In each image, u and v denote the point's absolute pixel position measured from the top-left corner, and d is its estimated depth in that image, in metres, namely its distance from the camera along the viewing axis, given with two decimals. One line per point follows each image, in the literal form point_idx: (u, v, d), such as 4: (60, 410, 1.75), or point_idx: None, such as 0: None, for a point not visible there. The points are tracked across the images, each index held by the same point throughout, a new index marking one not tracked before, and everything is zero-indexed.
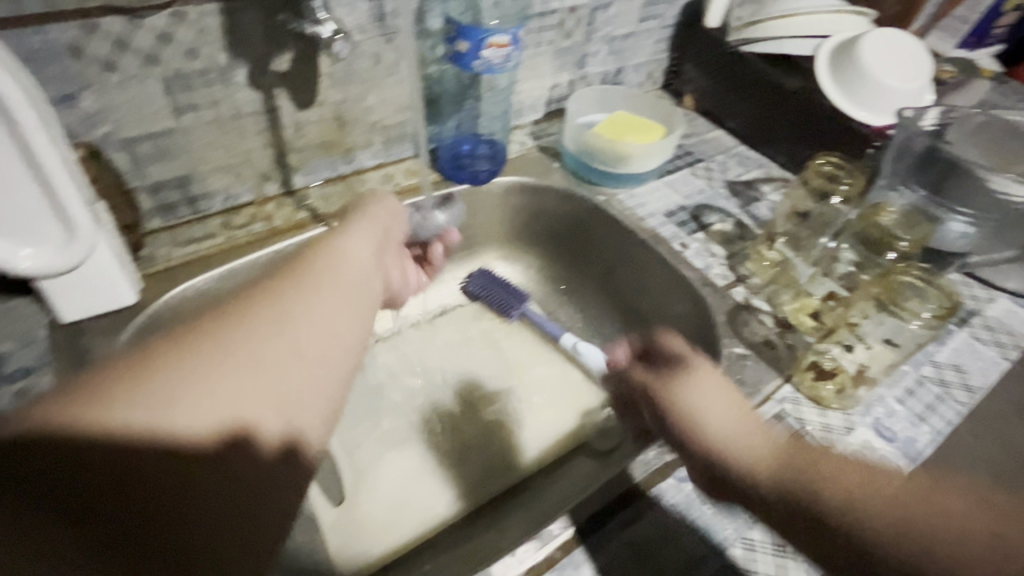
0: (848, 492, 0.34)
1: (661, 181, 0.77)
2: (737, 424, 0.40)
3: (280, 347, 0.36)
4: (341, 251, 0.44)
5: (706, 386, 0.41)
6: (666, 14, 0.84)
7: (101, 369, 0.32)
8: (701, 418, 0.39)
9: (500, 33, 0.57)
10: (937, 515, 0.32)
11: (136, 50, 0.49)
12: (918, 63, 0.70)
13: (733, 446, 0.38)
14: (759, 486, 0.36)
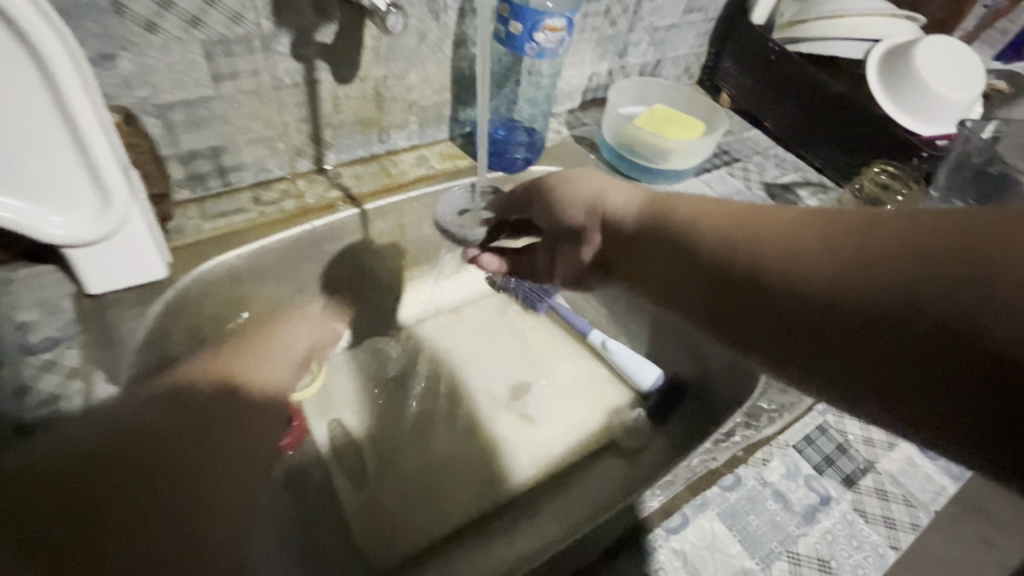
0: (794, 235, 0.31)
1: (698, 180, 0.76)
2: (622, 192, 0.46)
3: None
4: None
5: (580, 177, 0.49)
6: (711, 7, 0.82)
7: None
8: (570, 185, 0.49)
9: (556, 16, 0.55)
10: (821, 227, 0.31)
11: (180, 11, 0.46)
12: (970, 69, 0.68)
13: (613, 209, 0.46)
14: (626, 227, 0.44)
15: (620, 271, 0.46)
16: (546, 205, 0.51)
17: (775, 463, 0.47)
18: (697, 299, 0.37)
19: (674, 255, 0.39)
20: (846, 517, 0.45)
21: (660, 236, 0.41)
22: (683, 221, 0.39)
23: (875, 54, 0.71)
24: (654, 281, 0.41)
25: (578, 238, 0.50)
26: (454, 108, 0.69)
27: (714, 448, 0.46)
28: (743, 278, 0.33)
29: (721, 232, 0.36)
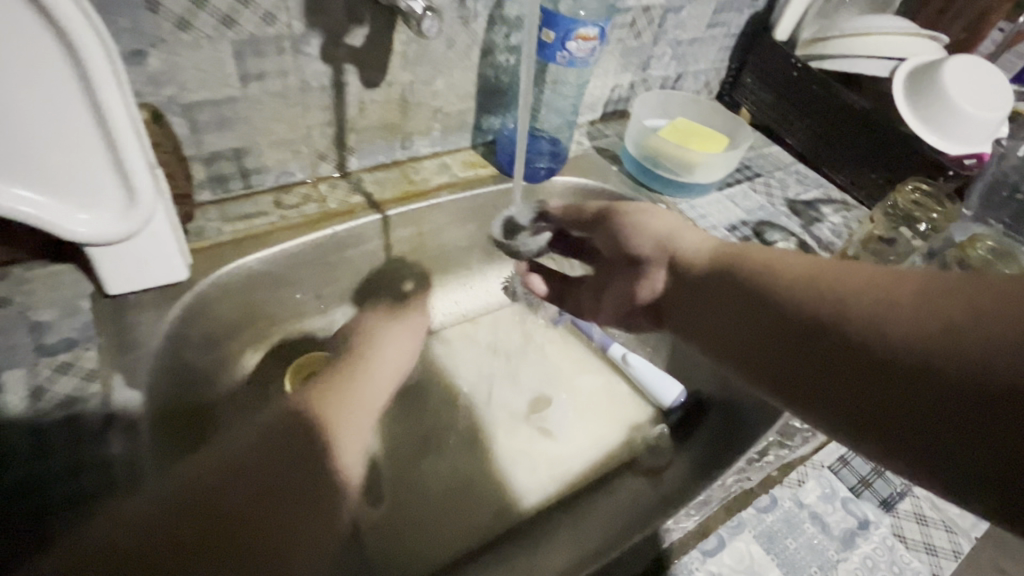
0: (875, 291, 0.31)
1: (721, 194, 0.75)
2: (693, 233, 0.46)
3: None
4: None
5: (648, 213, 0.49)
6: (733, 23, 0.82)
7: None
8: (637, 222, 0.49)
9: (589, 25, 0.55)
10: (906, 288, 0.30)
11: (212, 10, 0.46)
12: (1000, 89, 0.67)
13: (682, 250, 0.45)
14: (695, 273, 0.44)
15: (675, 319, 0.45)
16: (612, 236, 0.51)
17: (811, 484, 0.46)
18: (757, 344, 0.36)
19: (740, 302, 0.39)
20: (886, 542, 0.44)
21: (728, 282, 0.40)
22: (755, 270, 0.39)
23: (902, 71, 0.71)
24: (714, 329, 0.40)
25: (635, 275, 0.50)
26: (478, 117, 0.69)
27: (747, 467, 0.46)
28: (814, 330, 0.32)
29: (795, 284, 0.35)
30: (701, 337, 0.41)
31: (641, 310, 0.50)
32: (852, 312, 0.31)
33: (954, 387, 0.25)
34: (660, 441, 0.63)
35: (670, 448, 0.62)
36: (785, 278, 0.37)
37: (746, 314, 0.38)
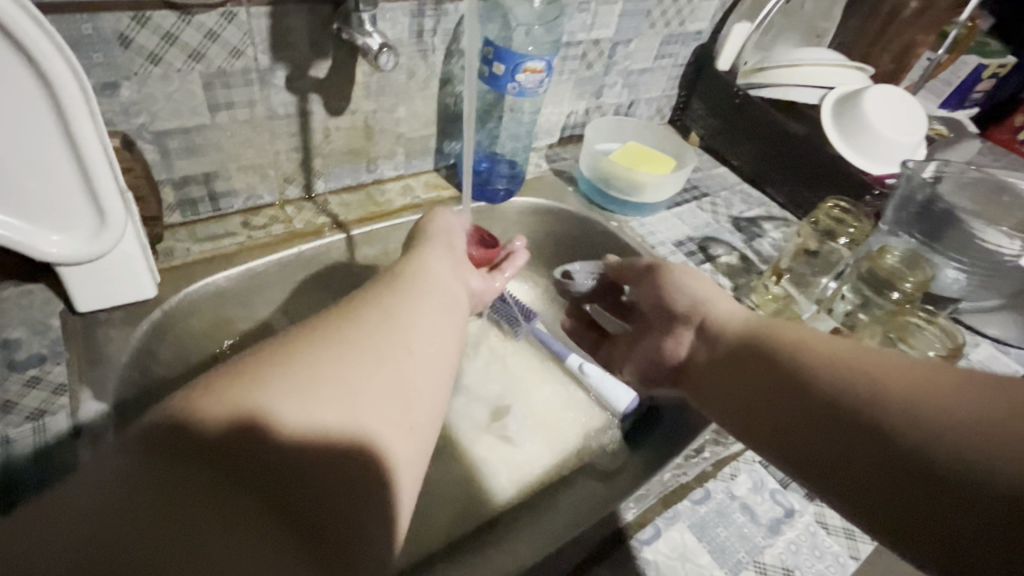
0: (913, 391, 0.33)
1: (670, 213, 0.80)
2: (725, 301, 0.51)
3: (385, 353, 0.34)
4: (413, 271, 0.45)
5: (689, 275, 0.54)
6: (680, 54, 0.88)
7: (193, 387, 0.31)
8: (677, 286, 0.54)
9: (535, 59, 0.60)
10: (942, 391, 0.32)
11: (183, 45, 0.49)
12: (914, 117, 0.74)
13: (712, 318, 0.50)
14: (726, 341, 0.48)
15: (703, 387, 0.49)
16: (655, 291, 0.56)
17: (743, 478, 0.50)
18: (797, 437, 0.38)
19: (778, 389, 0.41)
20: (808, 528, 0.48)
21: (763, 367, 0.43)
22: (790, 356, 0.42)
23: (829, 98, 0.77)
24: (748, 408, 0.43)
25: (666, 330, 0.55)
26: (440, 142, 0.73)
27: (684, 463, 0.50)
28: (853, 429, 0.35)
29: (829, 375, 0.38)
30: (737, 419, 0.44)
31: (667, 368, 0.54)
32: (890, 413, 0.33)
33: (960, 494, 0.29)
34: (614, 445, 0.66)
35: (623, 451, 0.65)
36: (820, 368, 0.39)
37: (782, 401, 0.40)
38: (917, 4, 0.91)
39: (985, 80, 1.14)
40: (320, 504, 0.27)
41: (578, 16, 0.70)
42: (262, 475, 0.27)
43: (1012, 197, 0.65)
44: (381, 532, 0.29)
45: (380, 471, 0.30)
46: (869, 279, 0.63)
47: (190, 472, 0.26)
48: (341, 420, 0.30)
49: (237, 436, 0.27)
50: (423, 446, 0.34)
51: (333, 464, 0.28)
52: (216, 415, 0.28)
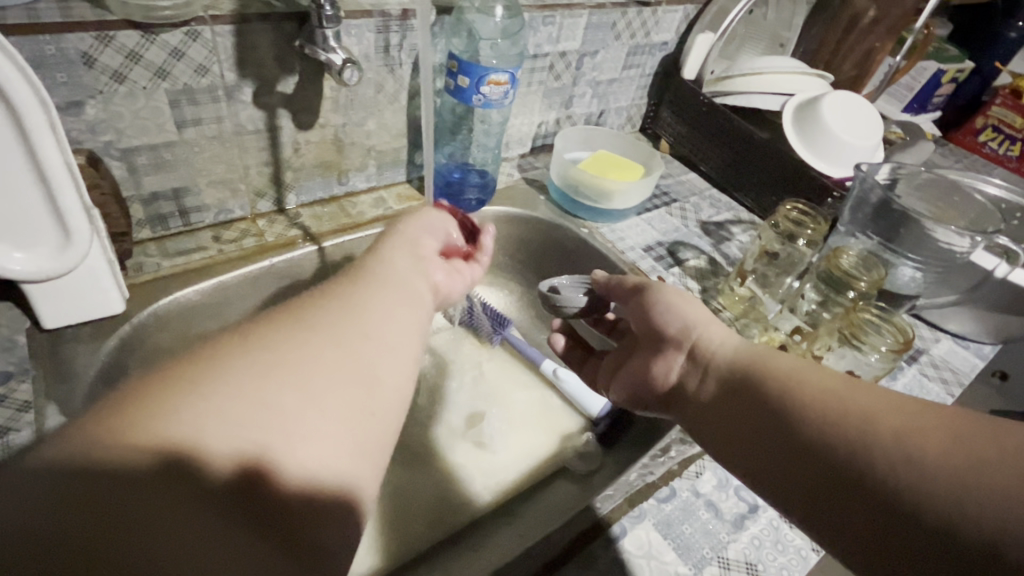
0: (906, 432, 0.32)
1: (640, 219, 0.82)
2: (716, 327, 0.47)
3: (343, 348, 0.34)
4: (376, 265, 0.44)
5: (677, 297, 0.49)
6: (647, 64, 0.90)
7: (140, 389, 0.29)
8: (666, 303, 0.48)
9: (499, 71, 0.61)
10: (937, 435, 0.32)
11: (147, 63, 0.50)
12: (868, 123, 0.78)
13: (705, 343, 0.46)
14: (720, 362, 0.44)
15: (682, 416, 0.46)
16: (643, 311, 0.50)
17: (708, 475, 0.52)
18: (781, 471, 0.37)
19: (765, 420, 0.39)
20: (772, 523, 0.49)
21: (748, 396, 0.41)
22: (776, 383, 0.40)
23: (789, 105, 0.80)
24: (731, 434, 0.41)
25: (653, 354, 0.49)
26: (410, 153, 0.74)
27: (651, 462, 0.51)
28: (841, 469, 0.34)
29: (818, 407, 0.36)
30: (722, 455, 0.42)
31: (652, 397, 0.49)
32: (882, 454, 0.32)
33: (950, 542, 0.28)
34: (588, 447, 0.66)
35: (597, 452, 0.65)
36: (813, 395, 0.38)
37: (769, 433, 0.38)
38: (874, 13, 0.94)
39: (945, 84, 1.17)
40: (293, 500, 0.28)
41: (544, 29, 0.72)
42: (232, 478, 0.27)
43: (962, 197, 0.68)
44: (351, 519, 0.30)
45: (349, 463, 0.31)
46: (826, 278, 0.65)
47: (157, 482, 0.25)
48: (305, 415, 0.30)
49: (202, 440, 0.27)
50: (389, 434, 0.34)
51: (301, 458, 0.29)
52: (176, 418, 0.27)
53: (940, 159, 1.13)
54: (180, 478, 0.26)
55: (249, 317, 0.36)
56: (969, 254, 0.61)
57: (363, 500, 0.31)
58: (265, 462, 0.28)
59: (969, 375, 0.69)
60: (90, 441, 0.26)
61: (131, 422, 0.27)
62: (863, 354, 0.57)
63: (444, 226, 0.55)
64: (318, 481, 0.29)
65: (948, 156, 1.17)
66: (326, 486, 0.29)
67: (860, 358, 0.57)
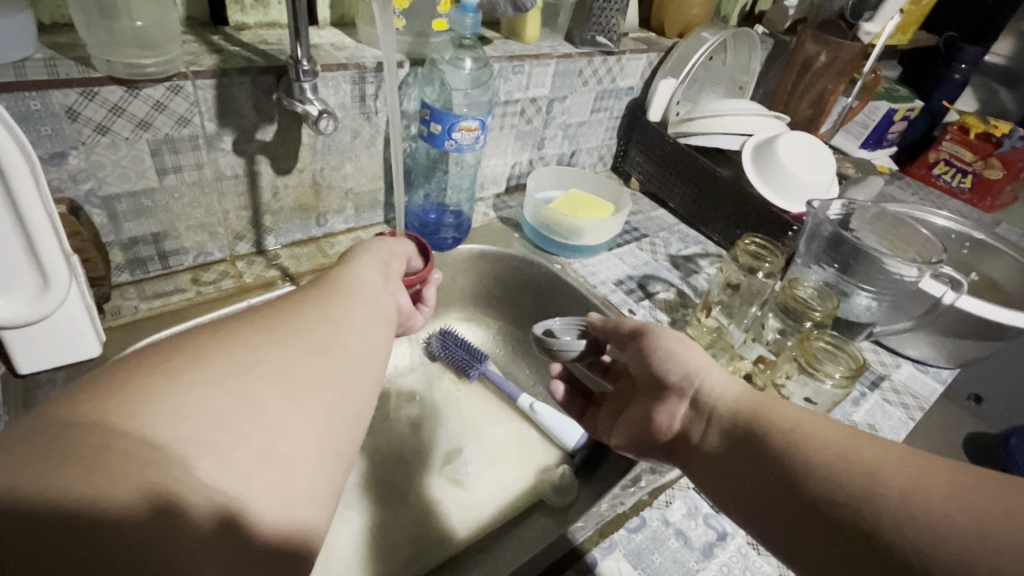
0: (909, 486, 0.32)
1: (611, 253, 0.85)
2: (710, 377, 0.47)
3: (319, 352, 0.37)
4: (349, 275, 0.46)
5: (677, 341, 0.50)
6: (615, 108, 0.94)
7: (115, 375, 0.30)
8: (670, 352, 0.49)
9: (469, 119, 0.65)
10: (936, 489, 0.32)
11: (130, 116, 0.52)
12: (820, 164, 0.83)
13: (707, 391, 0.46)
14: (724, 406, 0.44)
15: (687, 464, 0.46)
16: (642, 358, 0.51)
17: (677, 504, 0.53)
18: (782, 525, 0.37)
19: (767, 470, 0.39)
20: (740, 550, 0.51)
21: (754, 449, 0.40)
22: (778, 430, 0.40)
23: (749, 146, 0.85)
24: (733, 483, 0.41)
25: (656, 402, 0.50)
26: (387, 195, 0.78)
27: (621, 493, 0.53)
28: (846, 525, 0.33)
29: (821, 456, 0.36)
30: (726, 506, 0.41)
31: (655, 444, 0.50)
32: (887, 509, 0.32)
33: None
34: (563, 480, 0.64)
35: (572, 485, 0.64)
36: (817, 442, 0.37)
37: (766, 482, 0.38)
38: (825, 58, 1.00)
39: (898, 121, 1.24)
40: (270, 504, 0.29)
41: (514, 78, 0.76)
42: (218, 488, 0.28)
43: (909, 230, 0.72)
44: (317, 525, 0.32)
45: (319, 465, 0.32)
46: (785, 308, 0.68)
47: (143, 520, 0.25)
48: (281, 413, 0.32)
49: (186, 433, 0.28)
50: (356, 441, 0.36)
51: (274, 455, 0.31)
52: (157, 409, 0.29)
53: (898, 191, 1.19)
54: (166, 507, 0.26)
55: (227, 315, 0.37)
56: (916, 282, 0.65)
57: (331, 502, 0.33)
58: (244, 457, 0.29)
59: (929, 400, 0.72)
60: (60, 455, 0.25)
61: (109, 408, 0.28)
62: (820, 382, 0.58)
63: (405, 255, 0.56)
64: (292, 479, 0.31)
65: (905, 188, 1.23)
66: (300, 497, 0.31)
67: (818, 385, 0.59)
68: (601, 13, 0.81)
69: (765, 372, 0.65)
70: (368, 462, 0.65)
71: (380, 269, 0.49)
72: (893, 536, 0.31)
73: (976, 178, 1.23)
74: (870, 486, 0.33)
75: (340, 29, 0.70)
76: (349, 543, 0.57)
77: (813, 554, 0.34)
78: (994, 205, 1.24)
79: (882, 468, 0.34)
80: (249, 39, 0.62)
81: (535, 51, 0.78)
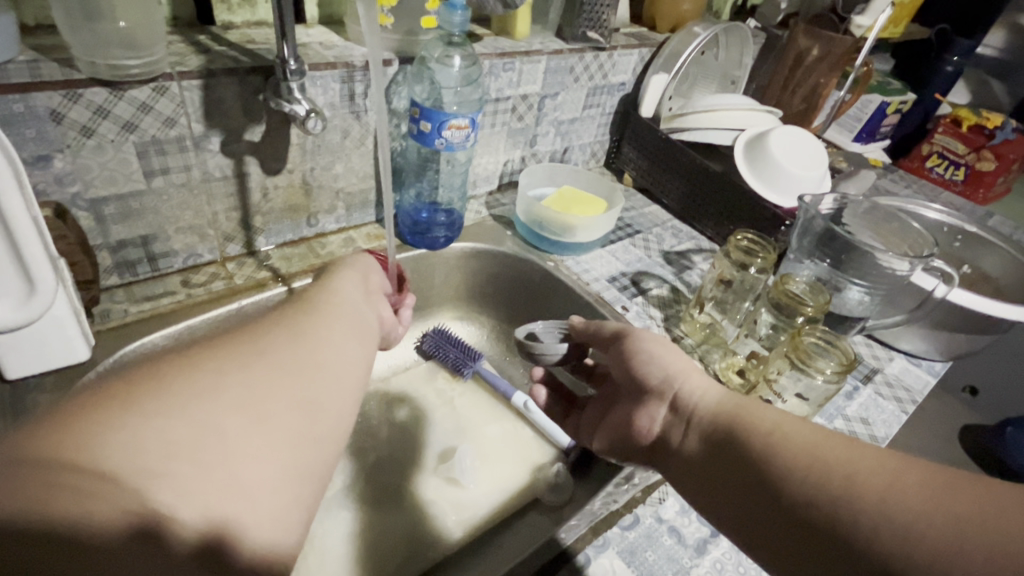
0: (885, 487, 0.32)
1: (604, 250, 0.85)
2: (700, 374, 0.47)
3: (289, 375, 0.36)
4: (326, 292, 0.46)
5: (656, 344, 0.50)
6: (607, 104, 0.94)
7: (73, 405, 0.29)
8: (651, 356, 0.49)
9: (459, 117, 0.65)
10: (913, 490, 0.32)
11: (115, 118, 0.52)
12: (813, 157, 0.82)
13: (686, 394, 0.46)
14: (702, 412, 0.44)
15: (668, 468, 0.45)
16: (622, 360, 0.51)
17: (670, 501, 0.54)
18: (761, 528, 0.37)
19: (747, 474, 0.39)
20: (733, 546, 0.51)
21: (735, 452, 0.40)
22: (758, 432, 0.40)
23: (741, 140, 0.84)
24: (715, 489, 0.41)
25: (637, 405, 0.49)
26: (378, 194, 0.77)
27: (615, 491, 0.54)
28: (824, 527, 0.33)
29: (798, 458, 0.36)
30: (704, 510, 0.41)
31: (637, 446, 0.49)
32: (863, 510, 0.32)
33: None
34: (558, 478, 0.65)
35: (566, 483, 0.64)
36: (795, 445, 0.37)
37: (745, 484, 0.39)
38: (817, 52, 1.00)
39: (891, 114, 1.24)
40: (231, 533, 0.29)
41: (504, 75, 0.75)
42: (175, 515, 0.28)
43: (900, 224, 0.72)
44: (287, 549, 0.32)
45: (285, 490, 0.32)
46: (778, 304, 0.68)
47: (113, 542, 0.25)
48: (246, 440, 0.32)
49: (142, 464, 0.28)
50: (329, 461, 0.36)
51: (238, 483, 0.30)
52: (114, 440, 0.28)
53: (891, 184, 1.19)
54: (129, 529, 0.26)
55: (195, 338, 0.37)
56: (908, 275, 0.64)
57: (300, 525, 0.33)
58: (205, 487, 0.29)
59: (922, 393, 0.73)
60: (24, 486, 0.25)
61: (62, 440, 0.27)
62: (812, 377, 0.58)
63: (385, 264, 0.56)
64: (256, 507, 0.31)
65: (898, 181, 1.23)
66: (262, 524, 0.31)
67: (810, 381, 0.59)
68: (592, 8, 0.80)
69: (758, 368, 0.65)
70: (362, 462, 0.65)
71: (360, 284, 0.48)
72: (872, 541, 0.31)
73: (970, 171, 1.23)
74: (847, 488, 0.33)
75: (329, 27, 0.69)
76: (342, 544, 0.57)
77: (793, 559, 0.35)
78: (987, 197, 1.25)
79: (858, 469, 0.34)
80: (236, 39, 0.61)
81: (525, 47, 0.77)
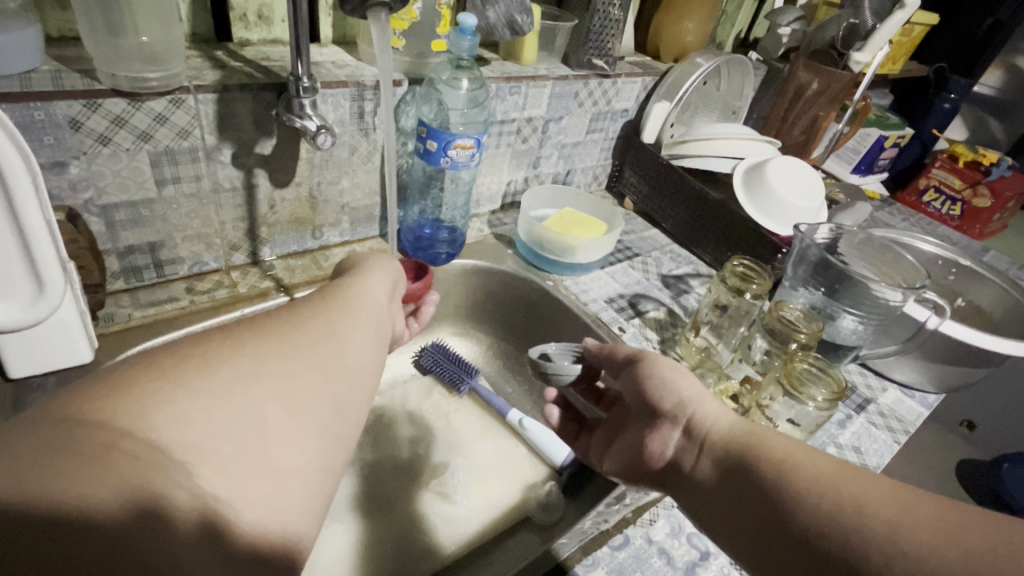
0: (897, 520, 0.33)
1: (604, 272, 0.86)
2: (695, 398, 0.48)
3: (322, 365, 0.37)
4: (355, 285, 0.46)
5: (669, 367, 0.51)
6: (609, 129, 0.96)
7: (121, 373, 0.30)
8: (669, 383, 0.49)
9: (464, 137, 0.67)
10: (925, 523, 0.32)
11: (131, 127, 0.53)
12: (811, 189, 0.84)
13: (701, 418, 0.47)
14: (716, 432, 0.45)
15: (679, 492, 0.46)
16: (636, 384, 0.51)
17: (661, 523, 0.54)
18: (772, 558, 0.37)
19: (760, 504, 0.39)
20: (723, 571, 0.51)
21: (747, 478, 0.41)
22: (769, 460, 0.40)
23: (740, 169, 0.86)
24: (725, 515, 0.41)
25: (648, 428, 0.51)
26: (383, 210, 0.79)
27: (606, 510, 0.54)
28: (835, 558, 0.33)
29: (810, 487, 0.37)
30: (716, 532, 0.42)
31: (647, 470, 0.50)
32: (875, 542, 0.32)
33: None
34: (551, 497, 0.65)
35: (560, 502, 0.64)
36: (808, 475, 0.38)
37: (756, 513, 0.39)
38: (816, 86, 1.02)
39: (889, 148, 1.26)
40: (258, 518, 0.30)
41: (510, 98, 0.78)
42: (206, 494, 0.28)
43: (895, 256, 0.73)
44: (305, 537, 0.32)
45: (313, 481, 0.33)
46: (771, 329, 0.69)
47: (124, 520, 0.25)
48: (282, 426, 0.33)
49: (187, 439, 0.29)
50: (349, 455, 0.37)
51: (270, 468, 0.31)
52: (161, 413, 0.29)
53: (888, 216, 1.21)
54: (149, 512, 0.26)
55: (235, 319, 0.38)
56: (901, 306, 0.66)
57: (320, 516, 0.33)
58: (243, 467, 0.30)
59: (914, 424, 0.73)
60: (57, 458, 0.26)
61: (116, 406, 0.28)
62: (803, 404, 0.59)
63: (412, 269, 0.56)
64: (285, 493, 0.31)
65: (896, 214, 1.24)
66: (290, 510, 0.31)
67: (802, 408, 0.59)
68: (597, 37, 0.83)
69: (751, 393, 0.66)
70: (356, 475, 0.65)
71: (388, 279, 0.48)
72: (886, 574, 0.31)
73: (966, 206, 1.25)
74: (861, 519, 0.34)
75: (343, 47, 0.72)
76: (333, 555, 0.57)
77: None
78: (983, 232, 1.26)
79: (870, 502, 0.34)
80: (251, 56, 0.63)
81: (531, 73, 0.80)
